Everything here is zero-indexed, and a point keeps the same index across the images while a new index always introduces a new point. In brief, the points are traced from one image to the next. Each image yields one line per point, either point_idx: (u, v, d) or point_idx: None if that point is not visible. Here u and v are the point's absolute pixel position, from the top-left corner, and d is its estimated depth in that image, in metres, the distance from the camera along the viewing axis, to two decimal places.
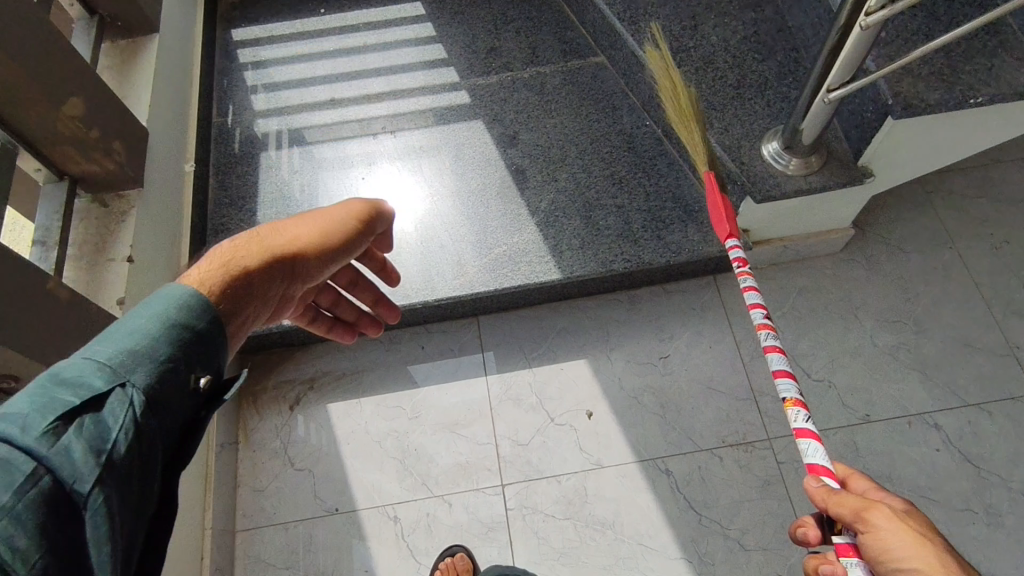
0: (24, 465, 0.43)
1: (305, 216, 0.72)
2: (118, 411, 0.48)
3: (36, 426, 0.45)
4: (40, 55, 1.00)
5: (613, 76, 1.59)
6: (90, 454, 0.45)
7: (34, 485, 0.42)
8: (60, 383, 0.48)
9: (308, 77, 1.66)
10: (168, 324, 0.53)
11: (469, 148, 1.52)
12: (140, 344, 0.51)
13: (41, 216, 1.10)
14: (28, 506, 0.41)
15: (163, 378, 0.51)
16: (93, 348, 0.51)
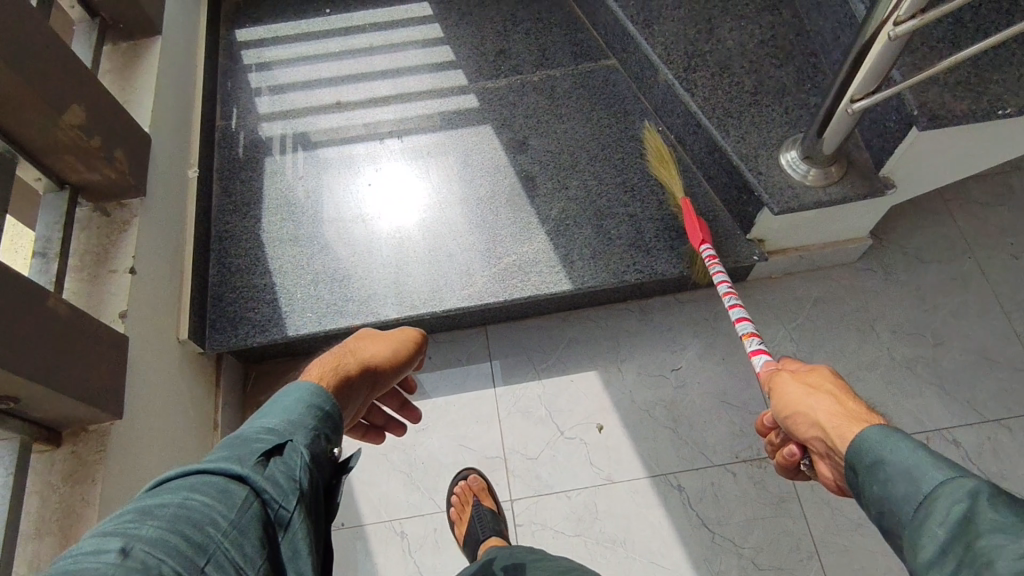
0: (244, 490, 0.60)
1: (374, 334, 0.99)
2: (296, 457, 0.65)
3: (248, 463, 0.62)
4: (40, 62, 0.97)
5: (625, 79, 1.56)
6: (287, 483, 0.63)
7: (250, 505, 0.59)
8: (250, 441, 0.66)
9: (313, 79, 1.62)
10: (312, 405, 0.72)
11: (478, 154, 1.49)
12: (296, 418, 0.70)
13: (41, 226, 1.08)
14: (251, 518, 0.58)
15: (321, 437, 0.70)
16: (267, 420, 0.70)
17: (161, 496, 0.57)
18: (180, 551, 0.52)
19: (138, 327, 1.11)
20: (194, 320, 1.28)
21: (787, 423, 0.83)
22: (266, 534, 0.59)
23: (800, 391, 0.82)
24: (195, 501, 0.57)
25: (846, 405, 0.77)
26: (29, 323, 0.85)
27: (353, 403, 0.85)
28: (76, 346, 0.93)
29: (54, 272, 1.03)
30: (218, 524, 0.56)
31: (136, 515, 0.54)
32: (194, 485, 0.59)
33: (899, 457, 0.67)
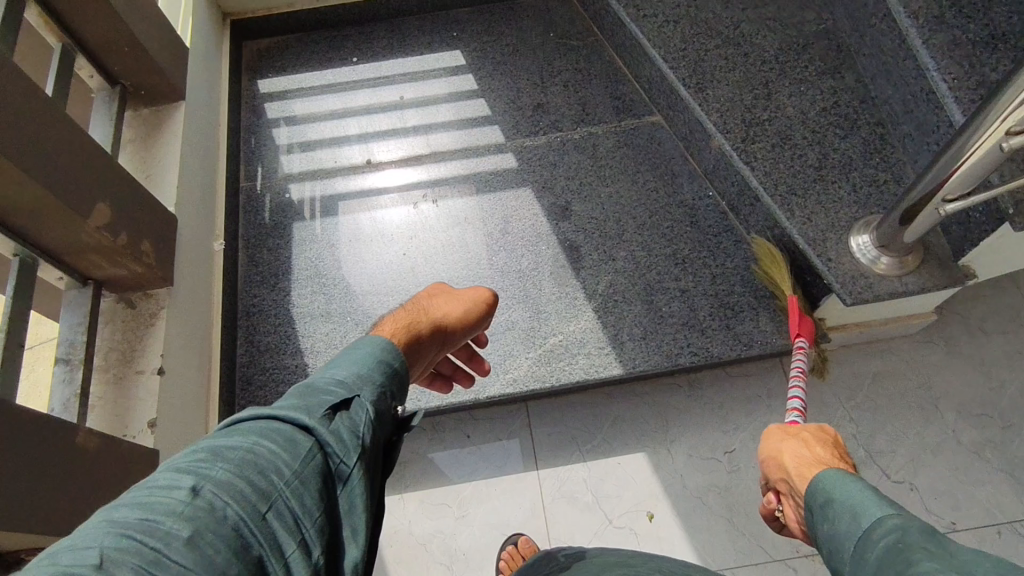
0: (309, 442, 0.59)
1: (444, 293, 1.03)
2: (361, 413, 0.64)
3: (315, 414, 0.61)
4: (62, 161, 0.89)
5: (671, 138, 1.48)
6: (350, 440, 0.61)
7: (314, 457, 0.58)
8: (318, 392, 0.65)
9: (340, 135, 1.54)
10: (379, 362, 0.71)
11: (518, 220, 1.41)
12: (363, 373, 0.69)
13: (64, 329, 1.00)
14: (314, 469, 0.57)
15: (386, 395, 0.69)
16: (335, 371, 0.69)
17: (231, 436, 0.57)
18: (243, 496, 0.52)
19: (166, 433, 1.04)
20: (224, 409, 1.21)
21: (766, 466, 0.95)
22: (327, 486, 0.58)
23: (781, 438, 0.94)
24: (261, 448, 0.56)
25: (814, 452, 0.88)
26: (58, 465, 0.78)
27: (424, 359, 0.90)
28: (107, 477, 0.85)
29: (79, 382, 0.96)
30: (281, 473, 0.55)
31: (207, 456, 0.54)
32: (262, 430, 0.58)
33: (847, 495, 0.76)
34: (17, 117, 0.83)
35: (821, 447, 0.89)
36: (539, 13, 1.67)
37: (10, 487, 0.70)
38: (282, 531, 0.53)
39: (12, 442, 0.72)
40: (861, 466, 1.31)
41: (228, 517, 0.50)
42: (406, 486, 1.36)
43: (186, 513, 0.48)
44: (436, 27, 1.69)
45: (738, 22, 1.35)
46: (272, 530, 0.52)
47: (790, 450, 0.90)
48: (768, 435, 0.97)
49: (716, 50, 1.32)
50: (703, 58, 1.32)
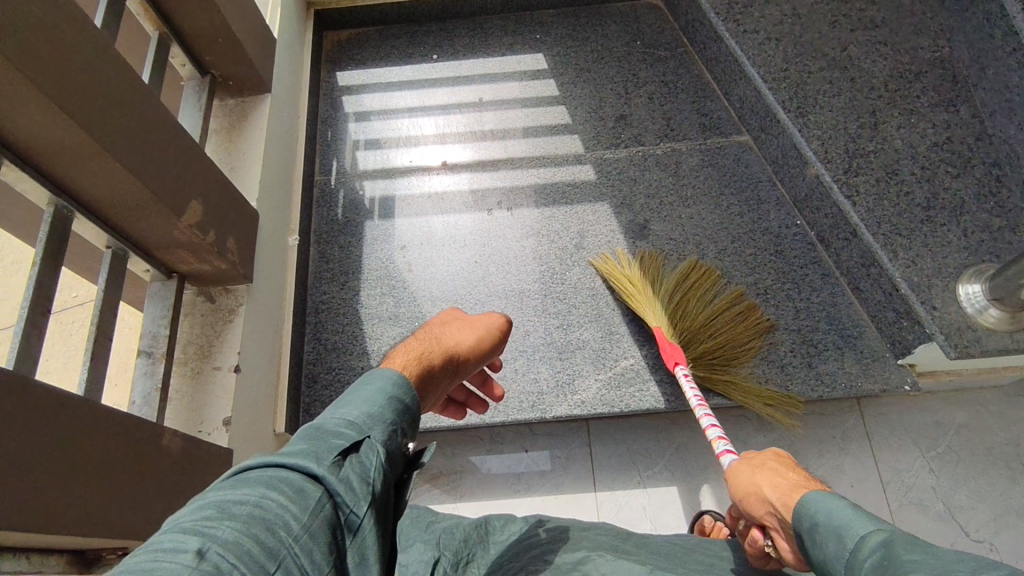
0: (319, 492, 0.52)
1: (455, 319, 0.98)
2: (373, 456, 0.59)
3: (325, 460, 0.55)
4: (166, 162, 0.87)
5: (759, 160, 1.42)
6: (361, 487, 0.56)
7: (325, 507, 0.52)
8: (327, 433, 0.59)
9: (417, 133, 1.52)
10: (390, 398, 0.66)
11: (594, 235, 1.37)
12: (374, 409, 0.63)
13: (148, 321, 1.00)
14: (323, 524, 0.51)
15: (397, 433, 0.64)
16: (344, 409, 0.63)
17: (235, 488, 0.49)
18: (251, 559, 0.44)
19: (239, 431, 1.03)
20: (290, 407, 1.21)
21: (741, 504, 0.81)
22: (336, 543, 0.51)
23: (750, 470, 0.82)
24: (268, 501, 0.49)
25: (789, 480, 0.77)
26: (148, 468, 0.77)
27: (435, 393, 0.85)
28: (189, 478, 0.85)
29: (160, 376, 0.96)
30: (291, 529, 0.48)
31: (209, 513, 0.46)
32: (270, 479, 0.51)
33: (829, 517, 0.64)
34: (139, 118, 0.82)
35: (793, 472, 0.79)
36: (625, 21, 1.62)
37: (105, 492, 0.69)
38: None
39: (108, 446, 0.71)
40: (941, 521, 1.24)
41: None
42: (460, 496, 1.33)
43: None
44: (519, 29, 1.65)
45: (846, 43, 1.27)
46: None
47: (763, 481, 0.79)
48: (733, 471, 0.85)
49: (820, 74, 1.26)
50: (805, 81, 1.25)
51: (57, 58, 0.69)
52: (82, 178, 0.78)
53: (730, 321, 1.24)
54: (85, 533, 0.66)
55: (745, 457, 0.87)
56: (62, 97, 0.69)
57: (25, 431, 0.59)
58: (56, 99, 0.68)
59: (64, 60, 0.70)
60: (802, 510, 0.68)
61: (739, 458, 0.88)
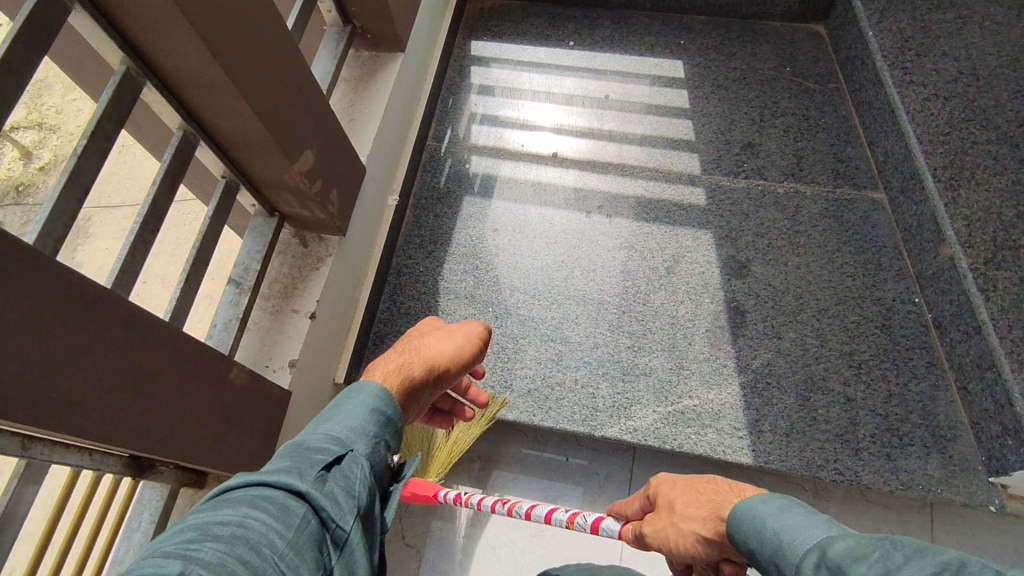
0: (302, 508, 0.57)
1: (437, 331, 1.02)
2: (355, 470, 0.64)
3: (307, 479, 0.60)
4: (288, 110, 0.89)
5: (888, 223, 1.30)
6: (345, 501, 0.60)
7: (308, 524, 0.56)
8: (310, 451, 0.64)
9: (535, 118, 1.50)
10: (371, 413, 0.72)
11: (688, 262, 1.31)
12: (355, 427, 0.69)
13: (244, 253, 1.05)
14: (307, 537, 0.56)
15: (376, 448, 0.69)
16: (327, 428, 0.68)
17: (221, 510, 0.55)
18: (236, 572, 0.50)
19: (303, 375, 1.08)
20: (354, 360, 1.25)
21: (683, 557, 0.74)
22: (322, 555, 0.56)
23: (670, 522, 0.76)
24: (253, 520, 0.54)
25: (702, 505, 0.74)
26: (211, 397, 0.81)
27: (417, 404, 0.90)
28: (248, 413, 0.89)
29: (243, 308, 1.01)
30: (275, 545, 0.53)
31: (193, 536, 0.51)
32: (253, 500, 0.56)
33: (764, 542, 0.60)
34: (274, 58, 0.84)
35: (701, 495, 0.75)
36: (780, 42, 1.51)
37: (162, 410, 0.72)
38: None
39: (173, 367, 0.74)
40: None
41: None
42: (492, 485, 1.34)
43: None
44: (664, 30, 1.58)
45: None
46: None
47: (687, 525, 0.73)
48: (655, 538, 0.78)
49: (985, 147, 1.13)
50: (964, 151, 1.13)
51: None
52: (210, 109, 0.81)
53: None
54: (137, 446, 0.69)
55: (650, 522, 0.80)
56: (205, 28, 0.70)
57: (115, 355, 0.64)
58: (197, 29, 0.68)
59: None
60: (738, 534, 0.63)
61: (647, 526, 0.81)
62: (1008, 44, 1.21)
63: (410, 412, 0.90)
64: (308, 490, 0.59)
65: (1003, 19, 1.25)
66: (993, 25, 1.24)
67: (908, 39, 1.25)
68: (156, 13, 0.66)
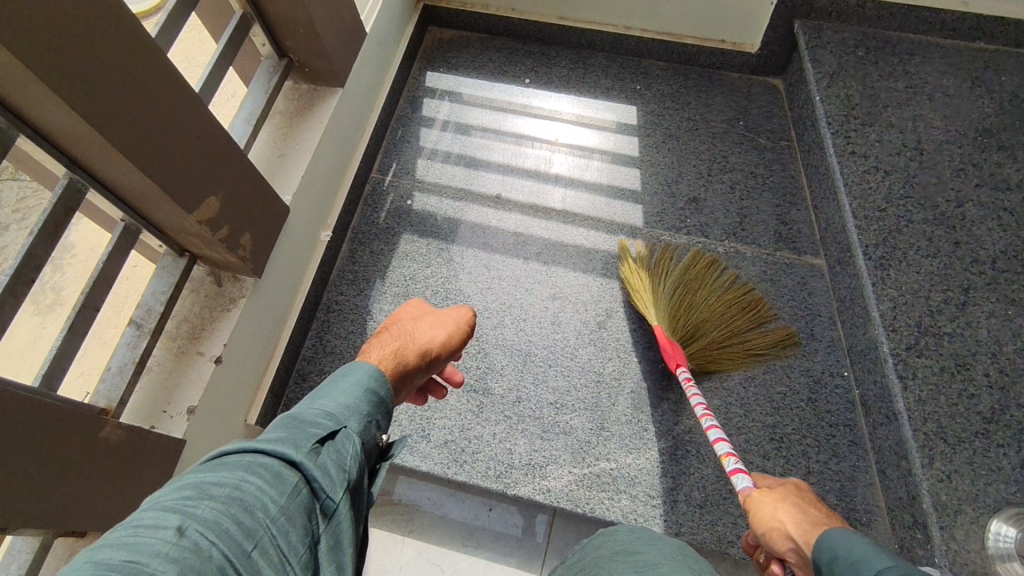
0: (296, 476, 0.62)
1: (426, 316, 1.08)
2: (346, 447, 0.69)
3: (303, 449, 0.64)
4: (178, 151, 0.87)
5: (826, 291, 1.27)
6: (336, 474, 0.65)
7: (301, 492, 0.61)
8: (306, 425, 0.68)
9: (483, 157, 1.47)
10: (364, 393, 0.76)
11: (621, 319, 1.28)
12: (348, 405, 0.74)
13: (148, 293, 1.03)
14: (299, 504, 0.60)
15: (366, 426, 0.74)
16: (322, 402, 0.73)
17: (219, 471, 0.59)
18: (229, 533, 0.54)
19: (202, 419, 1.05)
20: (269, 401, 1.22)
21: (764, 537, 0.83)
22: (311, 523, 0.61)
23: (776, 508, 0.84)
24: (249, 483, 0.58)
25: (816, 517, 0.82)
26: (75, 454, 0.79)
27: (408, 386, 0.96)
28: (124, 468, 0.87)
29: (141, 352, 0.98)
30: (268, 509, 0.57)
31: (194, 493, 0.56)
32: (251, 464, 0.60)
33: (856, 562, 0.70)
34: (154, 106, 0.82)
35: (818, 510, 0.83)
36: (735, 94, 1.49)
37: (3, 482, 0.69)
38: (268, 570, 0.55)
39: (14, 432, 0.70)
40: None
41: (214, 557, 0.51)
42: (408, 531, 1.24)
43: (172, 554, 0.49)
44: (621, 74, 1.55)
45: (963, 199, 1.12)
46: (258, 568, 0.54)
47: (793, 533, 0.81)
48: (757, 501, 0.87)
49: (921, 227, 1.11)
50: (899, 230, 1.11)
51: (73, 41, 0.69)
52: (93, 160, 0.80)
53: (733, 307, 1.23)
54: None
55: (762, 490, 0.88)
56: (68, 82, 0.69)
57: None
58: (45, 77, 0.66)
59: (74, 43, 0.69)
60: (828, 543, 0.73)
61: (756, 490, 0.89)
62: (955, 119, 1.19)
63: (402, 394, 0.96)
64: (302, 460, 0.63)
65: (955, 92, 1.22)
66: (944, 98, 1.21)
67: (855, 107, 1.22)
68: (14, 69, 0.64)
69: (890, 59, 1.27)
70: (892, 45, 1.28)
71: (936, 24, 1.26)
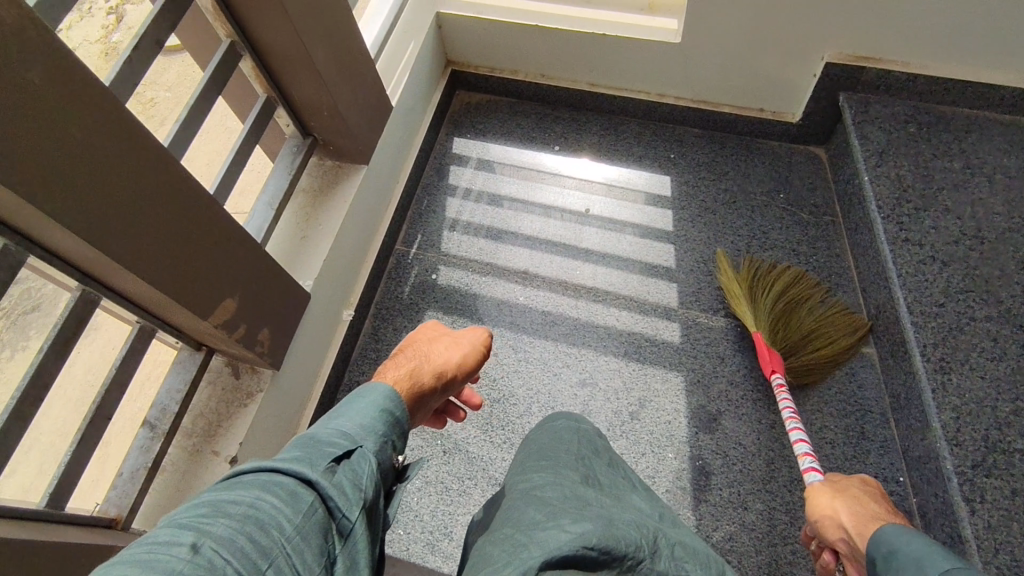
0: (312, 495, 0.56)
1: (443, 337, 1.07)
2: (364, 465, 0.63)
3: (318, 468, 0.59)
4: (192, 250, 0.83)
5: (878, 383, 1.18)
6: (354, 494, 0.60)
7: (317, 511, 0.55)
8: (322, 443, 0.63)
9: (511, 229, 1.43)
10: (381, 412, 0.70)
11: (655, 409, 1.21)
12: (365, 424, 0.68)
13: (164, 392, 1.00)
14: (316, 523, 0.55)
15: (386, 447, 0.68)
16: (337, 422, 0.67)
17: (231, 491, 0.54)
18: (242, 552, 0.49)
19: None
20: None
21: (819, 522, 0.91)
22: (328, 543, 0.55)
23: (831, 495, 0.92)
24: (264, 502, 0.53)
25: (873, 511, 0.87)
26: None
27: (424, 409, 0.96)
28: None
29: (154, 455, 0.95)
30: (283, 528, 0.52)
31: (207, 513, 0.51)
32: (265, 483, 0.56)
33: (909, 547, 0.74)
34: (169, 216, 0.79)
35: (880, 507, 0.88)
36: (775, 164, 1.42)
37: None
38: None
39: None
40: None
41: None
42: None
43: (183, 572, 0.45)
44: (654, 142, 1.49)
45: None
46: None
47: (846, 508, 0.89)
48: (813, 493, 0.95)
49: (984, 324, 1.02)
50: (959, 329, 1.02)
51: (85, 149, 0.66)
52: (101, 268, 0.75)
53: None
54: None
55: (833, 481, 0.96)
56: (72, 185, 0.66)
57: None
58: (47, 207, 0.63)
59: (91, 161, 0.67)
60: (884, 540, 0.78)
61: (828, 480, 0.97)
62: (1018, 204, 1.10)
63: (417, 416, 0.96)
64: (318, 478, 0.58)
65: (1017, 173, 1.13)
66: (1005, 180, 1.13)
67: (908, 188, 1.15)
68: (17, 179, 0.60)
69: (944, 136, 1.19)
70: (946, 120, 1.20)
71: (994, 100, 1.18)
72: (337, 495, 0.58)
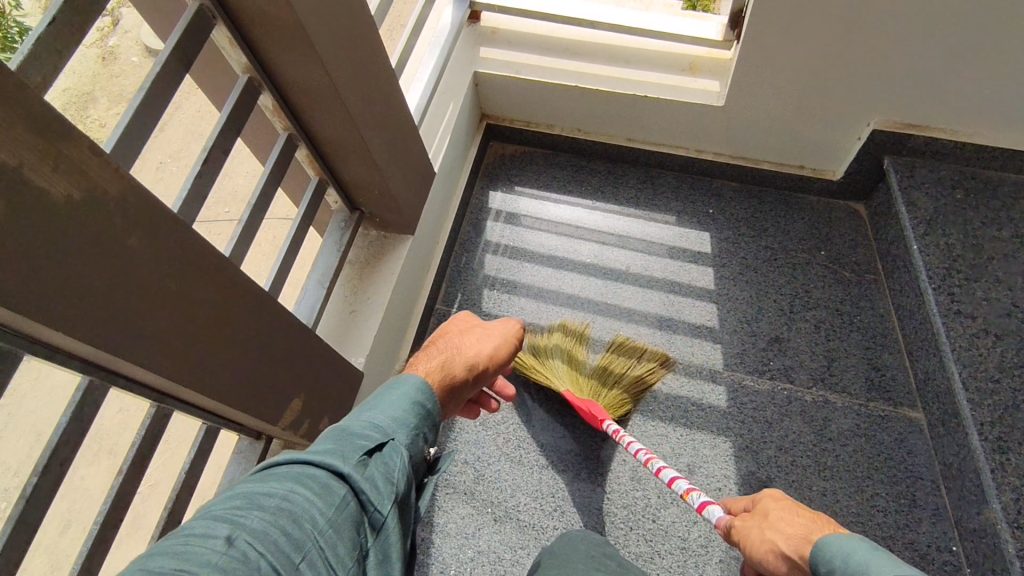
0: (343, 488, 0.60)
1: (475, 329, 1.07)
2: (394, 458, 0.67)
3: (350, 461, 0.62)
4: (265, 362, 0.83)
5: (926, 448, 1.19)
6: (384, 487, 0.63)
7: (348, 505, 0.59)
8: (354, 435, 0.67)
9: (552, 285, 1.42)
10: (412, 405, 0.74)
11: (704, 474, 1.20)
12: (397, 417, 0.72)
13: (226, 482, 1.00)
14: (347, 516, 0.58)
15: (415, 439, 0.72)
16: (369, 414, 0.71)
17: (266, 483, 0.57)
18: (276, 545, 0.52)
19: None
20: None
21: (759, 563, 0.77)
22: (359, 535, 0.59)
23: (759, 526, 0.79)
24: (297, 495, 0.57)
25: (799, 526, 0.75)
26: None
27: (456, 399, 0.95)
28: None
29: None
30: (316, 521, 0.56)
31: (243, 505, 0.55)
32: (299, 476, 0.59)
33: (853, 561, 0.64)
34: (246, 336, 0.78)
35: (802, 515, 0.76)
36: (814, 220, 1.43)
37: None
38: None
39: None
40: None
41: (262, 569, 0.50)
42: None
43: (220, 564, 0.48)
44: (692, 196, 1.50)
45: None
46: None
47: (771, 534, 0.76)
48: (740, 531, 0.82)
49: None
50: (1017, 407, 1.03)
51: (195, 293, 0.67)
52: (183, 393, 0.75)
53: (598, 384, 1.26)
54: None
55: (744, 517, 0.84)
56: (182, 331, 0.66)
57: None
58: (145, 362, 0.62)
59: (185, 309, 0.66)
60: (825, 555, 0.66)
61: (739, 519, 0.85)
62: None
63: (450, 410, 0.95)
64: (349, 470, 0.61)
65: None
66: None
67: (958, 257, 1.15)
68: (134, 344, 0.60)
69: (990, 203, 1.20)
70: (995, 185, 1.22)
71: None
72: (367, 489, 0.62)
